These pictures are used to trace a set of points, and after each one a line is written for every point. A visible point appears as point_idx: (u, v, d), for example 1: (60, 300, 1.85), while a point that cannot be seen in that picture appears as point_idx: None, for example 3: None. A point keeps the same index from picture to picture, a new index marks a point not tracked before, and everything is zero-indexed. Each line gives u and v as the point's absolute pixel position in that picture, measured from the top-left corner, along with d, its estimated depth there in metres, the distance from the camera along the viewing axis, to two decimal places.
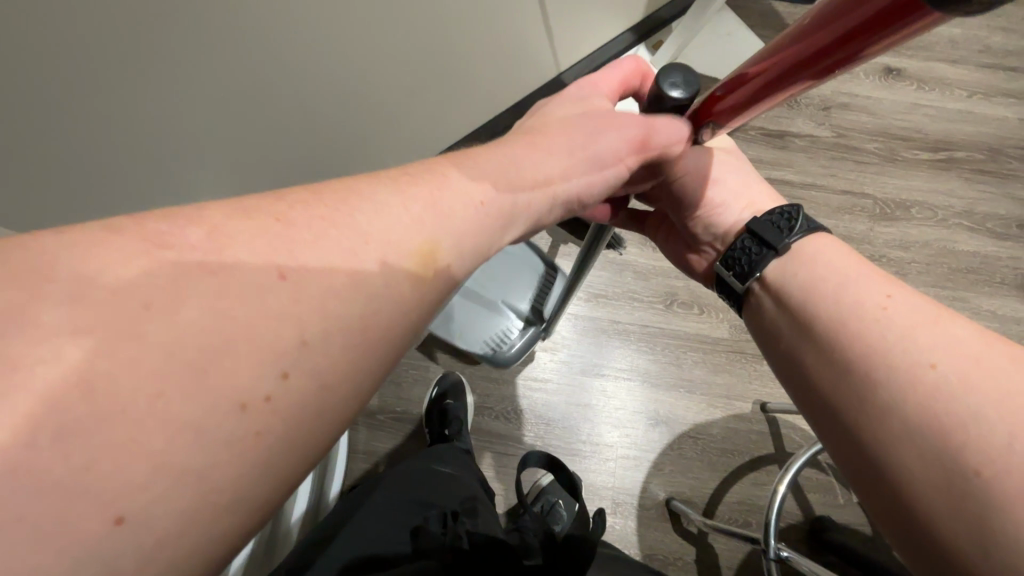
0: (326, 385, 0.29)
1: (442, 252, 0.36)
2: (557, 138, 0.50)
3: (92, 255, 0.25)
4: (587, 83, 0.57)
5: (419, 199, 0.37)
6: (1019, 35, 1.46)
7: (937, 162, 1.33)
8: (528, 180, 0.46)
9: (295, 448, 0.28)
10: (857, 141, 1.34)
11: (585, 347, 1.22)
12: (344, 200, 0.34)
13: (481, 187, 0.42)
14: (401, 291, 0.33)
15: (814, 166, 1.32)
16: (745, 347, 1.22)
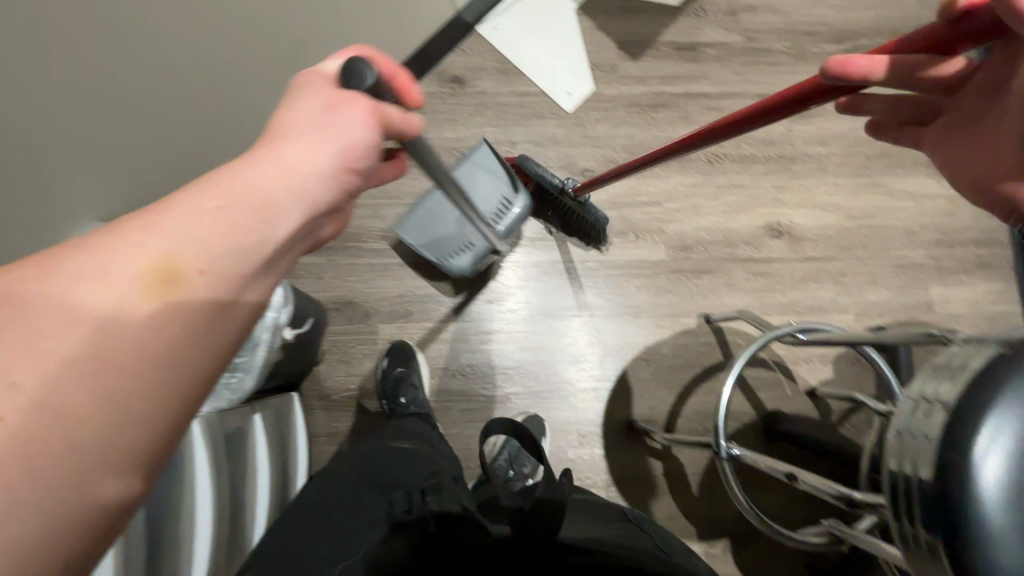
0: (66, 433, 0.29)
1: (184, 265, 0.34)
2: (303, 122, 0.45)
3: None
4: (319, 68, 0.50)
5: (137, 228, 0.34)
6: None
7: (843, 52, 1.35)
8: (273, 173, 0.41)
9: (57, 493, 0.28)
10: (766, 43, 1.33)
11: (536, 293, 1.22)
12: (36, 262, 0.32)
13: (260, 179, 0.40)
14: (129, 323, 0.32)
15: (728, 74, 1.31)
16: (683, 265, 1.24)
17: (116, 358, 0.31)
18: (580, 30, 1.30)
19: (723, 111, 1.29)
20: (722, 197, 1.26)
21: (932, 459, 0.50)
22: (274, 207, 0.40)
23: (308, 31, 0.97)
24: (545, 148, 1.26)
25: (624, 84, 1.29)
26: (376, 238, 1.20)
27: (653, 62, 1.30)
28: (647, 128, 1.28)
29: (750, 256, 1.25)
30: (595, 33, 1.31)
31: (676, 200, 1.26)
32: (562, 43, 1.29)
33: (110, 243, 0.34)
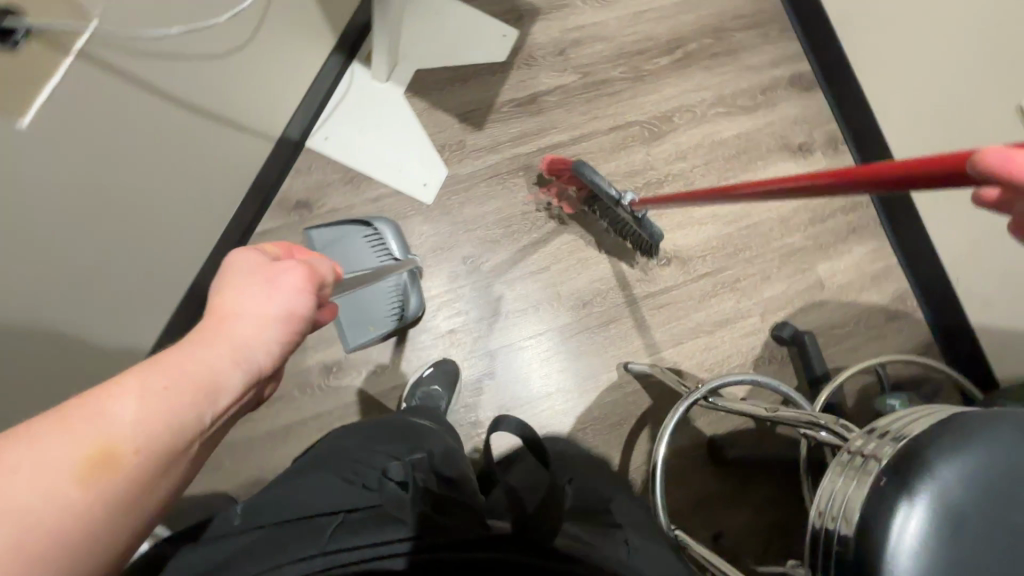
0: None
1: (127, 448, 0.36)
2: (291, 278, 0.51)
3: None
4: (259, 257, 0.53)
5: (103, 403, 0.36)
6: None
7: (677, 62, 1.35)
8: (229, 343, 0.46)
9: None
10: (602, 74, 1.32)
11: (489, 357, 1.19)
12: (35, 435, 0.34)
13: (210, 359, 0.44)
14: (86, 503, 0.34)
15: (574, 116, 1.29)
16: (589, 321, 1.23)
17: (57, 551, 0.32)
18: (415, 114, 1.23)
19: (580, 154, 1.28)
20: (604, 243, 1.26)
21: (854, 520, 0.55)
22: (219, 377, 0.43)
23: (130, 242, 0.82)
24: (415, 249, 1.20)
25: (477, 157, 1.24)
26: (271, 398, 1.10)
27: (499, 126, 1.26)
28: (513, 196, 1.24)
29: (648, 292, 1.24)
30: (432, 113, 1.24)
31: (563, 259, 1.24)
32: (401, 132, 1.22)
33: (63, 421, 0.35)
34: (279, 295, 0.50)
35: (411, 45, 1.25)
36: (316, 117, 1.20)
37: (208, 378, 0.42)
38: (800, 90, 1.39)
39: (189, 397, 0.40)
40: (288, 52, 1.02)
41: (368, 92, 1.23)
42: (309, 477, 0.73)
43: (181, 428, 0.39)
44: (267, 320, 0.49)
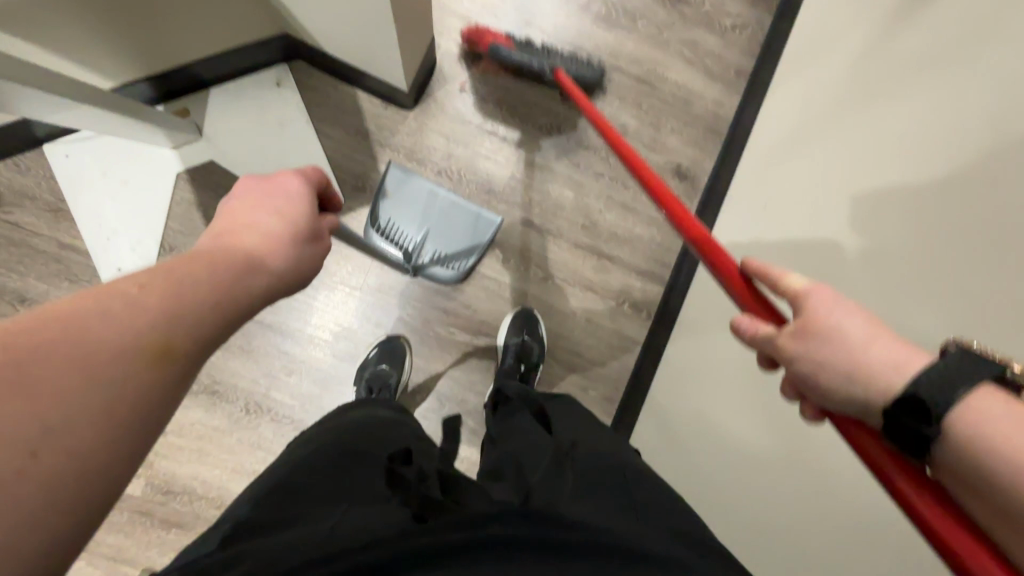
0: (106, 403, 0.31)
1: (228, 300, 0.40)
2: (300, 192, 0.52)
3: (49, 320, 0.30)
4: (268, 179, 0.52)
5: (206, 263, 0.41)
6: (642, 216, 1.20)
7: (471, 347, 1.16)
8: (285, 236, 0.48)
9: (83, 469, 0.30)
10: (388, 300, 1.15)
11: (338, 324, 1.14)
12: (181, 263, 0.39)
13: (243, 240, 0.45)
14: (202, 313, 0.38)
15: (329, 317, 1.13)
16: (155, 509, 1.05)
17: (190, 324, 0.37)
18: (173, 198, 1.07)
19: (309, 363, 1.12)
20: (239, 452, 1.08)
21: None
22: (247, 272, 0.43)
23: None
24: None
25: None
26: None
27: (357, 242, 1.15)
28: None
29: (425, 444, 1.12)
30: (187, 209, 1.07)
31: (184, 437, 1.08)
32: (142, 208, 1.06)
33: (188, 259, 0.40)
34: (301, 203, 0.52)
35: (228, 137, 1.08)
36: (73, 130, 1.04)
37: (246, 270, 0.43)
38: None
39: (232, 284, 0.41)
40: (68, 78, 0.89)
41: (142, 148, 1.07)
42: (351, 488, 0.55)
43: (232, 300, 0.40)
44: (284, 247, 0.47)
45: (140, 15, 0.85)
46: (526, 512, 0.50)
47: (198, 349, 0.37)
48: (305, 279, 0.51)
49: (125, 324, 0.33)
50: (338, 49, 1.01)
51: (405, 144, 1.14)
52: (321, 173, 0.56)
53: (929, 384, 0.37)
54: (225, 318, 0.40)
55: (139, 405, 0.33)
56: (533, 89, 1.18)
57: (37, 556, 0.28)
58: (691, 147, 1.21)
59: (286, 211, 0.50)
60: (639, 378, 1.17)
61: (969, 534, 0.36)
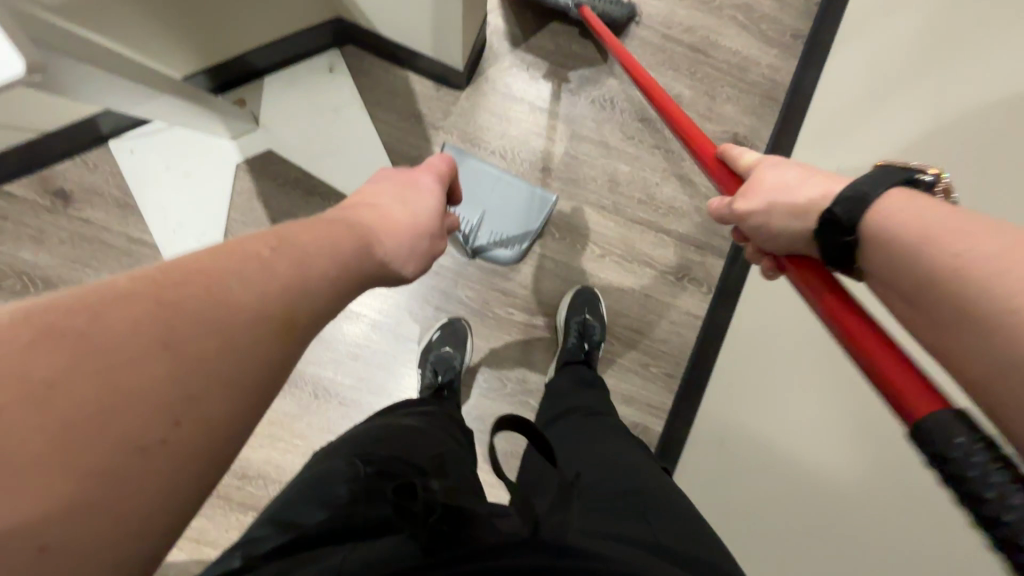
0: (237, 367, 0.31)
1: (345, 269, 0.40)
2: (435, 188, 0.55)
3: (195, 279, 0.31)
4: (405, 172, 0.55)
5: (326, 232, 0.41)
6: (699, 188, 1.17)
7: (530, 327, 1.16)
8: (402, 222, 0.49)
9: (214, 430, 0.30)
10: (447, 283, 1.15)
11: (397, 307, 1.15)
12: (305, 230, 0.39)
13: (368, 218, 0.47)
14: (325, 282, 0.38)
15: (388, 301, 1.14)
16: (233, 493, 1.08)
17: (314, 291, 0.36)
18: (234, 189, 1.08)
19: (371, 347, 1.13)
20: (309, 436, 1.10)
21: None
22: (367, 251, 0.43)
23: None
24: None
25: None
26: None
27: None
28: None
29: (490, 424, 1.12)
30: (249, 199, 1.08)
31: (256, 423, 1.10)
32: (205, 199, 1.07)
33: (309, 226, 0.40)
34: (431, 196, 0.54)
35: (285, 125, 1.09)
36: (137, 126, 1.06)
37: (361, 241, 0.43)
38: None
39: (351, 257, 0.41)
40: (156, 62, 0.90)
41: (203, 140, 1.08)
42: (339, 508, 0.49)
43: (349, 271, 0.40)
44: (406, 233, 0.48)
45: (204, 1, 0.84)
46: (538, 543, 0.44)
47: (316, 321, 0.37)
48: (417, 268, 0.52)
49: (260, 289, 0.33)
50: (391, 28, 1.00)
51: (457, 125, 1.13)
52: (452, 167, 0.58)
53: (867, 182, 0.44)
54: (337, 290, 0.39)
55: (264, 377, 0.32)
56: (584, 62, 1.16)
57: (167, 520, 0.28)
58: (748, 115, 1.18)
59: (413, 202, 0.52)
60: (701, 353, 1.16)
61: (931, 394, 0.38)
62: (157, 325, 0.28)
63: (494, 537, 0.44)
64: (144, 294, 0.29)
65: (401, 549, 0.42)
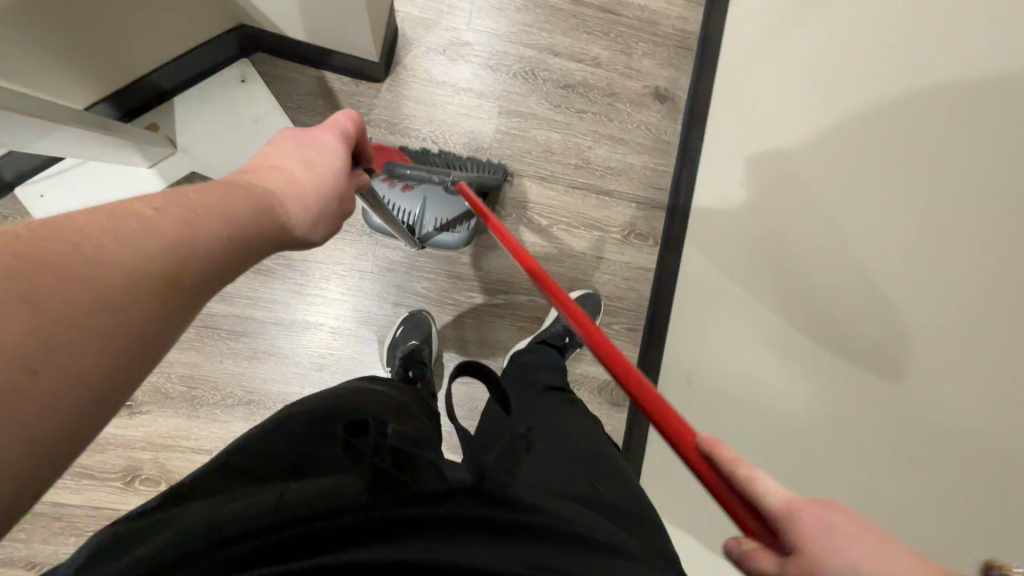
0: (115, 324, 0.30)
1: (241, 232, 0.39)
2: (336, 146, 0.54)
3: (66, 236, 0.30)
4: (303, 131, 0.54)
5: (220, 194, 0.40)
6: (630, 145, 1.20)
7: (491, 306, 1.17)
8: (307, 185, 0.49)
9: (89, 384, 0.29)
10: (401, 278, 1.15)
11: (353, 311, 1.13)
12: (197, 194, 0.39)
13: (267, 179, 0.46)
14: (218, 245, 0.37)
15: (345, 305, 1.13)
16: None
17: (205, 254, 0.36)
18: None
19: (335, 355, 1.12)
20: None
21: None
22: (264, 210, 0.43)
23: None
24: None
25: (234, 302, 1.10)
26: None
27: (359, 226, 1.14)
28: (217, 357, 1.08)
29: (474, 406, 1.12)
30: None
31: None
32: None
33: (201, 190, 0.40)
34: (333, 154, 0.53)
35: (205, 143, 1.05)
36: (44, 166, 1.00)
37: (260, 205, 0.43)
38: (608, 405, 1.19)
39: (248, 219, 0.40)
40: (50, 94, 0.84)
41: (120, 170, 1.03)
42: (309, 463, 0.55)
43: (246, 233, 0.40)
44: (310, 195, 0.48)
45: (93, 19, 0.80)
46: (480, 492, 0.49)
47: (206, 283, 0.36)
48: (326, 230, 0.52)
49: (142, 247, 0.32)
50: (299, 27, 0.98)
51: (384, 118, 1.12)
52: (360, 125, 0.58)
53: None
54: (234, 253, 0.38)
55: (144, 332, 0.32)
56: (500, 38, 1.17)
57: (26, 469, 0.27)
58: (666, 68, 1.22)
59: (315, 161, 0.52)
60: (658, 303, 1.19)
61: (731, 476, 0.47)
62: (19, 275, 0.27)
63: (437, 483, 0.48)
64: (6, 243, 0.27)
65: (350, 485, 0.47)
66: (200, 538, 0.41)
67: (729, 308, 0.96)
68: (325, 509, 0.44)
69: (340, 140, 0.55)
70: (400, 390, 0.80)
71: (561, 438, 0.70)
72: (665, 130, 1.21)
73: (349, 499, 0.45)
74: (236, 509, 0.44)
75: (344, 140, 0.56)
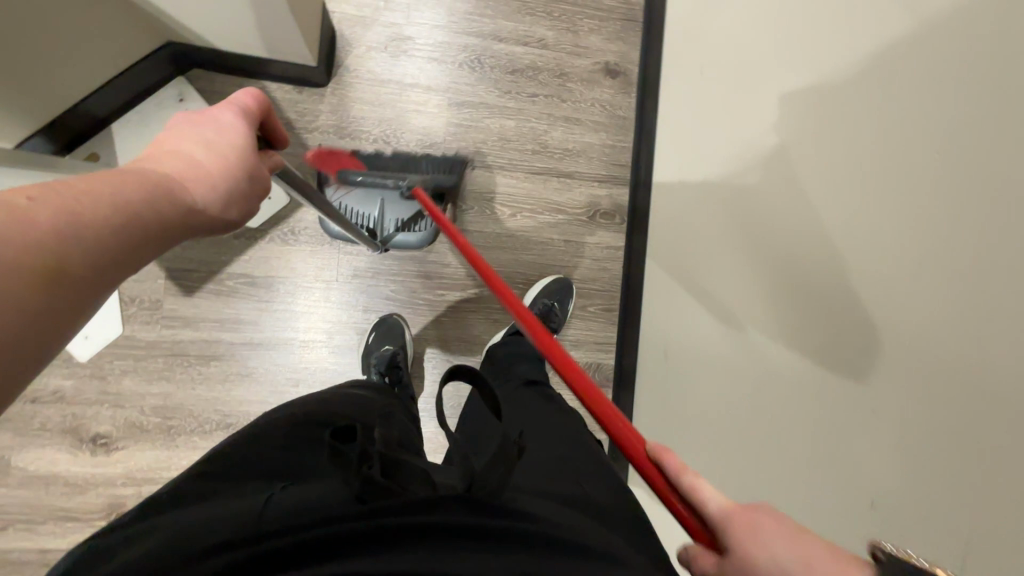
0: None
1: (137, 226, 0.38)
2: (238, 122, 0.51)
3: None
4: (197, 113, 0.51)
5: (117, 183, 0.38)
6: (587, 124, 1.19)
7: (464, 303, 1.16)
8: (211, 170, 0.47)
9: None
10: (370, 284, 1.13)
11: (326, 321, 1.12)
12: (89, 181, 0.36)
13: (169, 170, 0.44)
14: (110, 240, 0.35)
15: (317, 316, 1.11)
16: None
17: (95, 248, 0.34)
18: None
19: (311, 368, 1.11)
20: None
21: None
22: (165, 202, 0.41)
23: None
24: (66, 403, 1.02)
25: (200, 326, 1.07)
26: None
27: (321, 236, 1.12)
28: (189, 385, 1.06)
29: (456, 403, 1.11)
30: None
31: None
32: None
33: (94, 176, 0.37)
34: (234, 133, 0.51)
35: None
36: None
37: (160, 194, 0.41)
38: None
39: (143, 209, 0.38)
40: None
41: None
42: (295, 463, 0.54)
43: (140, 225, 0.38)
44: (216, 181, 0.47)
45: (16, 52, 0.77)
46: (471, 500, 0.46)
47: (93, 275, 0.34)
48: (238, 213, 0.50)
49: (25, 238, 0.30)
50: (231, 39, 0.95)
51: (332, 122, 1.10)
52: (263, 102, 0.54)
53: None
54: (127, 246, 0.37)
55: (23, 333, 0.29)
56: (441, 28, 1.14)
57: None
58: (615, 42, 1.20)
59: (219, 143, 0.49)
60: (631, 281, 1.19)
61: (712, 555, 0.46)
62: None
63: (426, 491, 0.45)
64: None
65: (339, 497, 0.45)
66: (177, 554, 0.40)
67: (699, 278, 0.96)
68: (307, 519, 0.43)
69: (242, 117, 0.52)
70: (379, 390, 0.80)
71: (545, 433, 0.70)
72: (619, 105, 1.20)
73: (342, 512, 0.43)
74: (217, 514, 0.44)
75: (246, 117, 0.53)
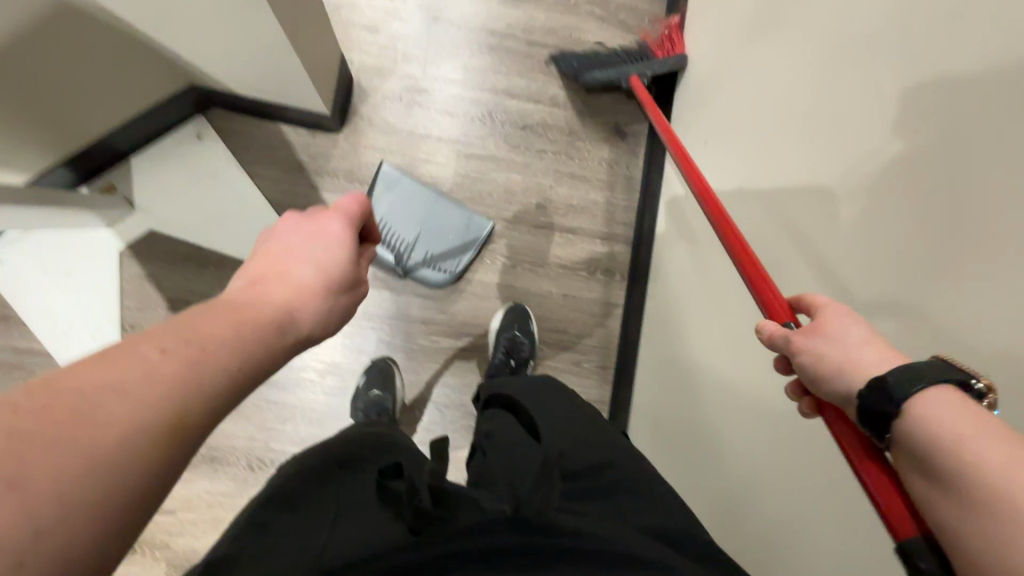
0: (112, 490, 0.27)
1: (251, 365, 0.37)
2: (342, 231, 0.52)
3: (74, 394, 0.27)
4: (305, 219, 0.52)
5: (232, 320, 0.38)
6: (592, 182, 1.20)
7: (458, 351, 1.15)
8: (315, 289, 0.46)
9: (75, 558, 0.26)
10: (367, 325, 1.14)
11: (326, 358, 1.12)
12: (203, 322, 0.36)
13: (274, 292, 0.44)
14: (225, 386, 0.34)
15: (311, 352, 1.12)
16: None
17: (212, 401, 0.33)
18: (121, 275, 1.04)
19: (302, 405, 1.11)
20: None
21: None
22: (275, 331, 0.41)
23: None
24: None
25: None
26: None
27: None
28: None
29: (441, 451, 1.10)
30: (139, 283, 1.04)
31: (193, 510, 1.04)
32: (93, 296, 1.03)
33: (210, 316, 0.37)
34: (336, 243, 0.51)
35: (164, 201, 1.06)
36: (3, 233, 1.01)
37: (274, 329, 0.41)
38: None
39: (255, 344, 0.38)
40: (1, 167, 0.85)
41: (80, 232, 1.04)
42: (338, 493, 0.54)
43: (253, 363, 0.37)
44: (320, 302, 0.46)
45: (41, 93, 0.80)
46: (520, 521, 0.46)
47: (210, 424, 0.33)
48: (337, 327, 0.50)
49: (150, 400, 0.30)
50: (250, 86, 0.99)
51: (342, 167, 1.12)
52: (365, 204, 0.55)
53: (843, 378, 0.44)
54: (238, 389, 0.36)
55: (140, 491, 0.29)
56: (456, 83, 1.17)
57: None
58: (625, 103, 1.22)
59: (322, 258, 0.49)
60: (626, 341, 1.17)
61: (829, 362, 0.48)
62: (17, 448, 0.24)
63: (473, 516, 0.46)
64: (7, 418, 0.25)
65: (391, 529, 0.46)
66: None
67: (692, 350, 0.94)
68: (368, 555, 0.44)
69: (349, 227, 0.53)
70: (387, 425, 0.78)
71: None
72: (626, 165, 1.21)
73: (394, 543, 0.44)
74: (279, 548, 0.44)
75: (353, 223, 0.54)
